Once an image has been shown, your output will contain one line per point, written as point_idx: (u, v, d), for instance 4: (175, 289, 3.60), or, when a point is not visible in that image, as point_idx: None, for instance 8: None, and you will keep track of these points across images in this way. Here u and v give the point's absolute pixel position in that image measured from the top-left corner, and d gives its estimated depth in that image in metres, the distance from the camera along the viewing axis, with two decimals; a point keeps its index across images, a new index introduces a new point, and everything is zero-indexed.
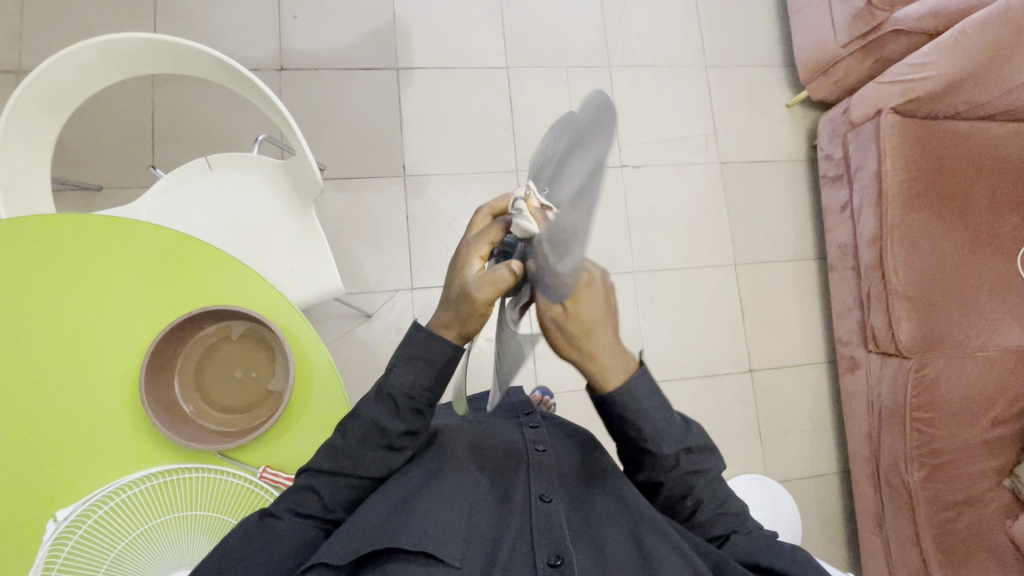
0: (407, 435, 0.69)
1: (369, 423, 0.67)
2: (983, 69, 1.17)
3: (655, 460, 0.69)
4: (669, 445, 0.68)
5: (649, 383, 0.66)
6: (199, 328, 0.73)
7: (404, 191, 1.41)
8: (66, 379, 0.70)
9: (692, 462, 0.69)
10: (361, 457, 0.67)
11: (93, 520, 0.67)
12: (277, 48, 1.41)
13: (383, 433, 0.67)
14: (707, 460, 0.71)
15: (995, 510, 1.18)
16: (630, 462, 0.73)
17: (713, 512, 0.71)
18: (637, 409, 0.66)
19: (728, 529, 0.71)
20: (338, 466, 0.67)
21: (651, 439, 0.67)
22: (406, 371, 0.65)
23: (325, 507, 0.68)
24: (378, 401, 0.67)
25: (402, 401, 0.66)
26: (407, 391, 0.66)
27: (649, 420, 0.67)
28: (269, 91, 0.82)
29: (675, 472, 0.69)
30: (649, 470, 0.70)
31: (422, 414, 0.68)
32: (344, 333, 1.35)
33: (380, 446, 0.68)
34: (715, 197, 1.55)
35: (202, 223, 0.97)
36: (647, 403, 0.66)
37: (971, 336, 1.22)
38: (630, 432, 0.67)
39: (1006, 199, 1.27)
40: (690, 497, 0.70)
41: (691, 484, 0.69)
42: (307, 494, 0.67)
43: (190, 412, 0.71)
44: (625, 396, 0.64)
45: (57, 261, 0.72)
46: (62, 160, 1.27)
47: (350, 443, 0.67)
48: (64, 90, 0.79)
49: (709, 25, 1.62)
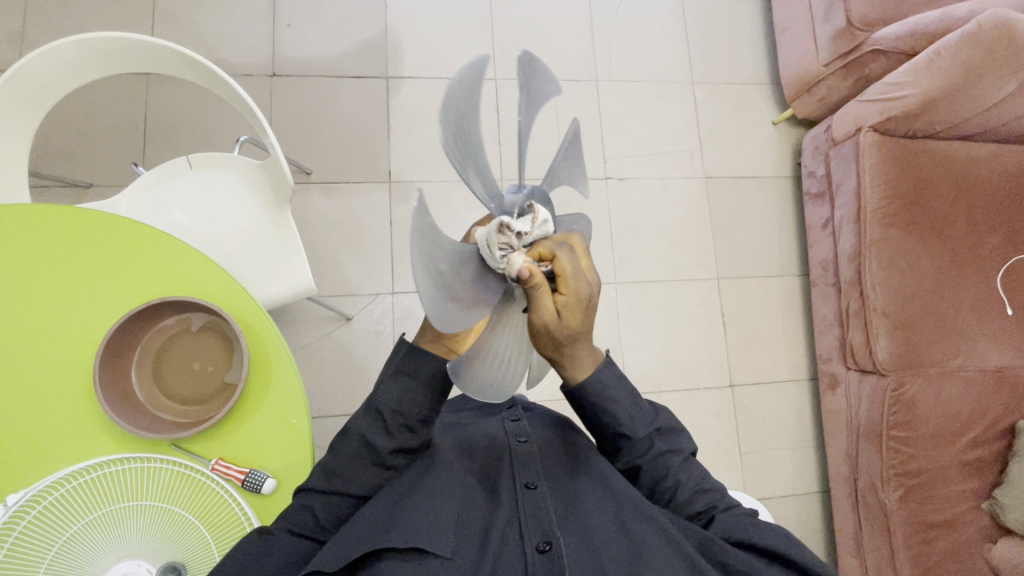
0: (400, 453, 0.68)
1: (359, 439, 0.66)
2: (958, 89, 1.18)
3: (630, 444, 0.69)
4: (642, 426, 0.69)
5: (615, 370, 0.66)
6: (160, 318, 0.74)
7: (388, 196, 1.43)
8: (25, 363, 0.71)
9: (665, 443, 0.71)
10: (349, 472, 0.66)
11: (42, 507, 0.67)
12: (270, 55, 1.45)
13: (373, 448, 0.66)
14: (676, 441, 0.72)
15: (972, 533, 1.17)
16: (608, 452, 0.73)
17: (695, 489, 0.69)
18: (607, 396, 0.66)
19: (709, 506, 0.68)
20: (330, 484, 0.65)
21: (625, 422, 0.68)
22: (393, 385, 0.65)
23: (318, 526, 0.65)
24: (368, 417, 0.66)
25: (390, 417, 0.66)
26: (396, 406, 0.66)
27: (620, 404, 0.67)
28: (244, 92, 0.84)
29: (649, 452, 0.69)
30: (627, 453, 0.70)
31: (414, 430, 0.67)
32: (323, 335, 1.36)
33: (371, 462, 0.66)
34: (699, 211, 1.56)
35: (178, 219, 0.99)
36: (614, 388, 0.66)
37: (950, 355, 1.21)
38: (604, 419, 0.67)
39: (985, 219, 1.27)
40: (670, 475, 0.69)
41: (668, 464, 0.69)
42: (301, 509, 0.65)
43: (143, 401, 0.72)
44: (593, 385, 0.64)
45: (23, 248, 0.74)
46: (54, 157, 1.31)
47: (340, 459, 0.66)
48: (44, 82, 0.82)
49: (697, 42, 1.65)
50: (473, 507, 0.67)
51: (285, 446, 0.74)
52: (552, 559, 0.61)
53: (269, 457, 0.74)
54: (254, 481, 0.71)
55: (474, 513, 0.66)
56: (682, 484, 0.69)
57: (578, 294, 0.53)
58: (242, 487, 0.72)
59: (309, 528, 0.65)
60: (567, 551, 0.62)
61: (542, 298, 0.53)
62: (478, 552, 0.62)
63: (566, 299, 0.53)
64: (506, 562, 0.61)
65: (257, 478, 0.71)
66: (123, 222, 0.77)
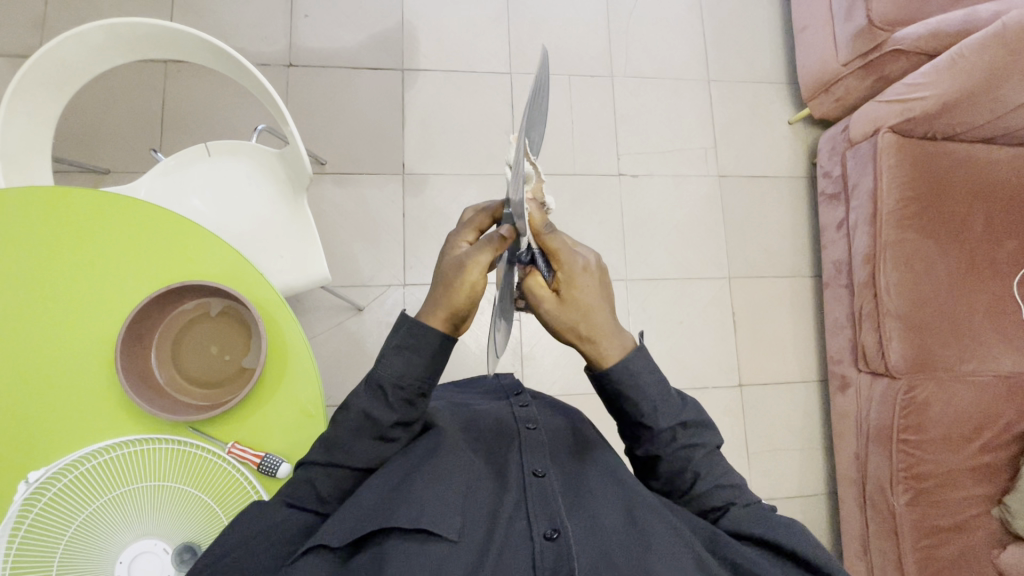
0: (400, 426, 0.67)
1: (360, 415, 0.64)
2: (981, 91, 1.17)
3: (652, 435, 0.68)
4: (665, 418, 0.68)
5: (646, 359, 0.68)
6: (179, 301, 0.75)
7: (402, 188, 1.43)
8: (45, 342, 0.72)
9: (690, 436, 0.69)
10: (350, 446, 0.65)
11: (62, 484, 0.69)
12: (288, 45, 1.45)
13: (374, 422, 0.65)
14: (701, 435, 0.70)
15: (981, 538, 1.17)
16: (629, 437, 0.72)
17: (712, 483, 0.68)
18: (632, 383, 0.67)
19: (726, 502, 0.68)
20: (331, 457, 0.65)
21: (648, 411, 0.68)
22: (394, 360, 0.64)
23: (319, 498, 0.66)
24: (368, 392, 0.65)
25: (392, 393, 0.64)
26: (397, 380, 0.64)
27: (646, 394, 0.67)
28: (266, 81, 0.84)
29: (671, 445, 0.68)
30: (647, 443, 0.69)
31: (413, 403, 0.65)
32: (334, 325, 1.36)
33: (371, 436, 0.66)
34: (711, 209, 1.55)
35: (196, 205, 1.00)
36: (643, 375, 0.67)
37: (965, 359, 1.20)
38: (626, 407, 0.68)
39: (1004, 223, 1.25)
40: (689, 468, 0.68)
41: (689, 457, 0.68)
42: (301, 483, 0.65)
43: (162, 382, 0.74)
44: (620, 373, 0.66)
45: (46, 230, 0.75)
46: (73, 142, 1.32)
47: (341, 433, 0.65)
48: (69, 67, 0.82)
49: (714, 39, 1.64)
50: (481, 489, 0.67)
51: (299, 430, 0.75)
52: (561, 545, 0.60)
53: (282, 439, 0.75)
54: (270, 464, 0.72)
55: (481, 496, 0.66)
56: (700, 478, 0.68)
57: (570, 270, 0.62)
58: (257, 470, 0.72)
59: (310, 502, 0.66)
60: (575, 538, 0.62)
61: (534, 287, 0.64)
62: (485, 534, 0.62)
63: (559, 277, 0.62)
64: (514, 547, 0.61)
65: (273, 462, 0.72)
66: (146, 208, 0.78)
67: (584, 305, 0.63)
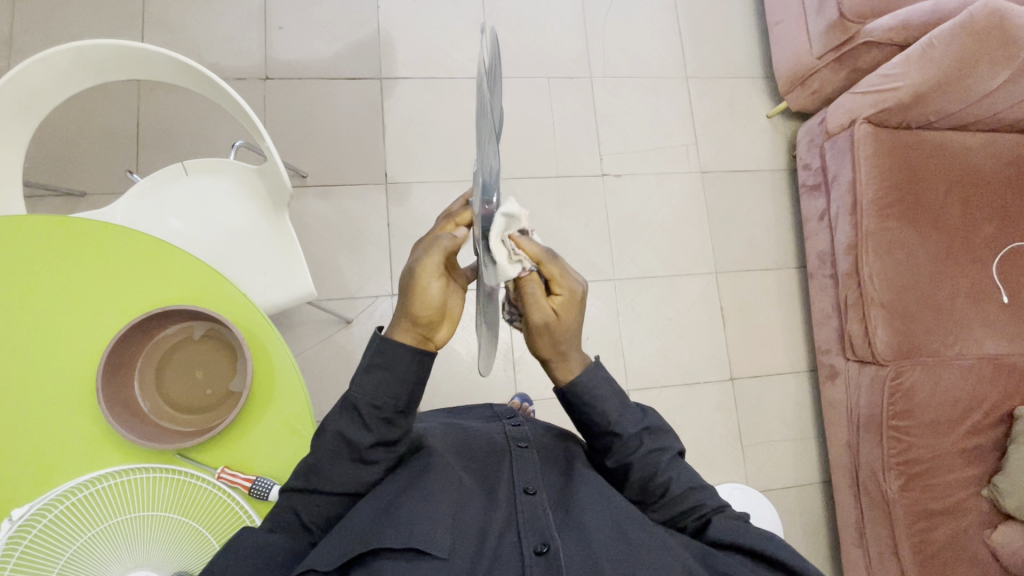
0: (380, 446, 0.66)
1: (336, 437, 0.64)
2: (951, 80, 1.19)
3: (619, 442, 0.70)
4: (631, 424, 0.70)
5: (605, 372, 0.71)
6: (161, 326, 0.74)
7: (386, 198, 1.42)
8: (21, 376, 0.71)
9: (654, 441, 0.71)
10: (328, 470, 0.64)
11: (49, 519, 0.67)
12: (263, 58, 1.44)
13: (351, 445, 0.64)
14: (664, 439, 0.72)
15: (973, 520, 1.18)
16: (598, 450, 0.73)
17: (685, 485, 0.68)
18: (599, 395, 0.70)
19: (700, 504, 0.68)
20: (310, 483, 0.64)
21: (614, 419, 0.70)
22: (367, 379, 0.63)
23: (304, 525, 0.66)
24: (344, 413, 0.64)
25: (367, 413, 0.63)
26: (372, 401, 0.63)
27: (608, 403, 0.70)
28: (239, 97, 0.83)
29: (639, 451, 0.70)
30: (617, 452, 0.70)
31: (392, 423, 0.64)
32: (323, 339, 1.35)
33: (350, 458, 0.65)
34: (696, 206, 1.56)
35: (175, 226, 0.98)
36: (605, 388, 0.70)
37: (948, 344, 1.22)
38: (594, 418, 0.70)
39: (980, 208, 1.28)
40: (660, 473, 0.69)
41: (657, 463, 0.69)
42: (286, 510, 0.65)
43: (148, 411, 0.72)
44: (586, 385, 0.70)
45: (21, 259, 0.73)
46: (46, 166, 1.29)
47: (320, 458, 0.64)
48: (36, 93, 0.81)
49: (691, 36, 1.65)
50: (471, 507, 0.66)
51: (288, 452, 0.74)
52: (550, 559, 0.60)
53: (272, 461, 0.74)
54: (260, 488, 0.71)
55: (471, 512, 0.65)
56: (673, 481, 0.68)
57: (571, 292, 0.64)
58: (249, 494, 0.71)
59: (296, 528, 0.66)
60: (564, 551, 0.61)
61: (536, 301, 0.63)
62: (475, 551, 0.61)
63: (559, 299, 0.64)
64: (503, 564, 0.60)
65: (264, 485, 0.71)
66: (121, 230, 0.76)
67: (572, 327, 0.66)
